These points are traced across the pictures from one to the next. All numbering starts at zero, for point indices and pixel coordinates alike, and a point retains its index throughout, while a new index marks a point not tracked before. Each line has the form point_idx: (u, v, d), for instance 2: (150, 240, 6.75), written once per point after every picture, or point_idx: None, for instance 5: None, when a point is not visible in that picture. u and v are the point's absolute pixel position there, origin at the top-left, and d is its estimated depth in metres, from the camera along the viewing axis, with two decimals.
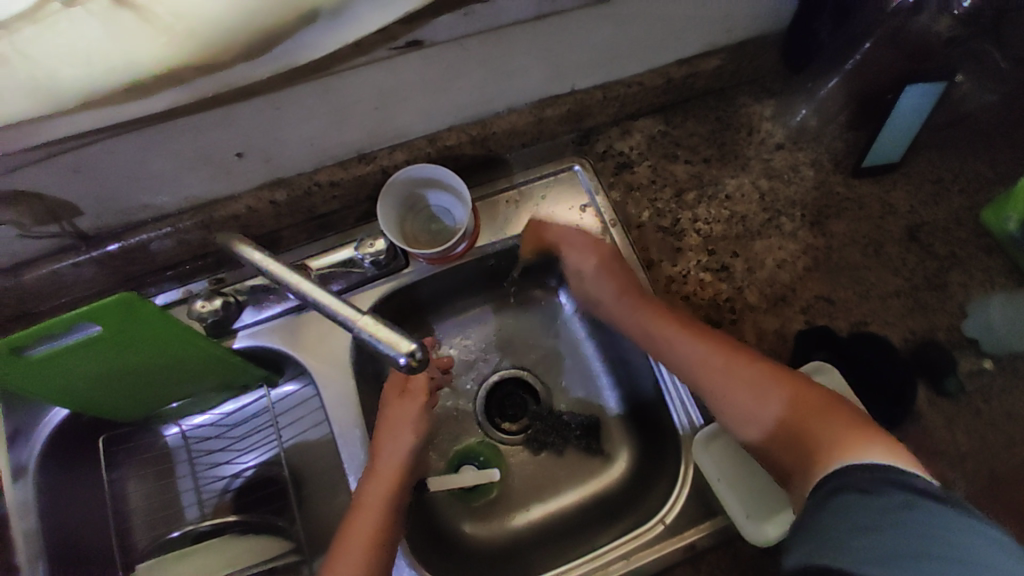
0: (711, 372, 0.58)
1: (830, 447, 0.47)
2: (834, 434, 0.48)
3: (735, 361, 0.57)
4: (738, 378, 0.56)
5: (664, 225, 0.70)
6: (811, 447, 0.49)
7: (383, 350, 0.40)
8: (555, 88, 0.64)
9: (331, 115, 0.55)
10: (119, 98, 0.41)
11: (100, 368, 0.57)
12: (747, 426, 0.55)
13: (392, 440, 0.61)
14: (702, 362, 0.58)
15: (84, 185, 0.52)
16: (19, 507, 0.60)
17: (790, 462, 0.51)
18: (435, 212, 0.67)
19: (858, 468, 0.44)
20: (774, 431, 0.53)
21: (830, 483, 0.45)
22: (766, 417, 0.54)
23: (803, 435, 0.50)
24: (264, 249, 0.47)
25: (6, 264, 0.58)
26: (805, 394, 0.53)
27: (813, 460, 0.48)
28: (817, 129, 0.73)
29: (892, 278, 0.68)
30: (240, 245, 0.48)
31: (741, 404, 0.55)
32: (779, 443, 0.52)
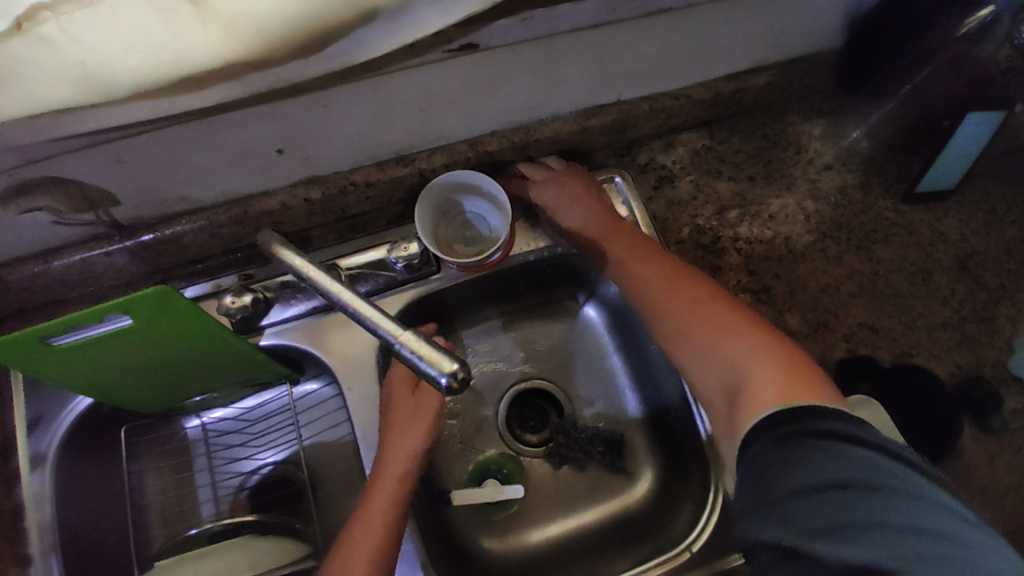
0: (672, 306, 0.55)
1: (765, 392, 0.45)
2: (778, 381, 0.45)
3: (698, 299, 0.54)
4: (694, 314, 0.53)
5: (705, 242, 0.68)
6: (746, 390, 0.46)
7: (424, 368, 0.38)
8: (601, 97, 0.62)
9: (376, 115, 0.53)
10: (169, 91, 0.39)
11: (125, 358, 0.56)
12: (686, 362, 0.53)
13: (398, 450, 0.59)
14: (667, 299, 0.56)
15: (122, 176, 0.51)
16: (35, 498, 0.59)
17: (725, 405, 0.48)
18: (468, 219, 0.66)
19: (790, 416, 0.41)
20: (717, 371, 0.50)
21: (762, 434, 0.42)
22: (710, 357, 0.51)
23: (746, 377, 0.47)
24: (307, 256, 0.46)
25: (38, 249, 0.57)
26: (758, 341, 0.49)
27: (747, 403, 0.45)
28: (868, 153, 0.71)
29: (940, 308, 0.66)
30: (281, 248, 0.47)
31: (688, 337, 0.53)
32: (721, 386, 0.49)
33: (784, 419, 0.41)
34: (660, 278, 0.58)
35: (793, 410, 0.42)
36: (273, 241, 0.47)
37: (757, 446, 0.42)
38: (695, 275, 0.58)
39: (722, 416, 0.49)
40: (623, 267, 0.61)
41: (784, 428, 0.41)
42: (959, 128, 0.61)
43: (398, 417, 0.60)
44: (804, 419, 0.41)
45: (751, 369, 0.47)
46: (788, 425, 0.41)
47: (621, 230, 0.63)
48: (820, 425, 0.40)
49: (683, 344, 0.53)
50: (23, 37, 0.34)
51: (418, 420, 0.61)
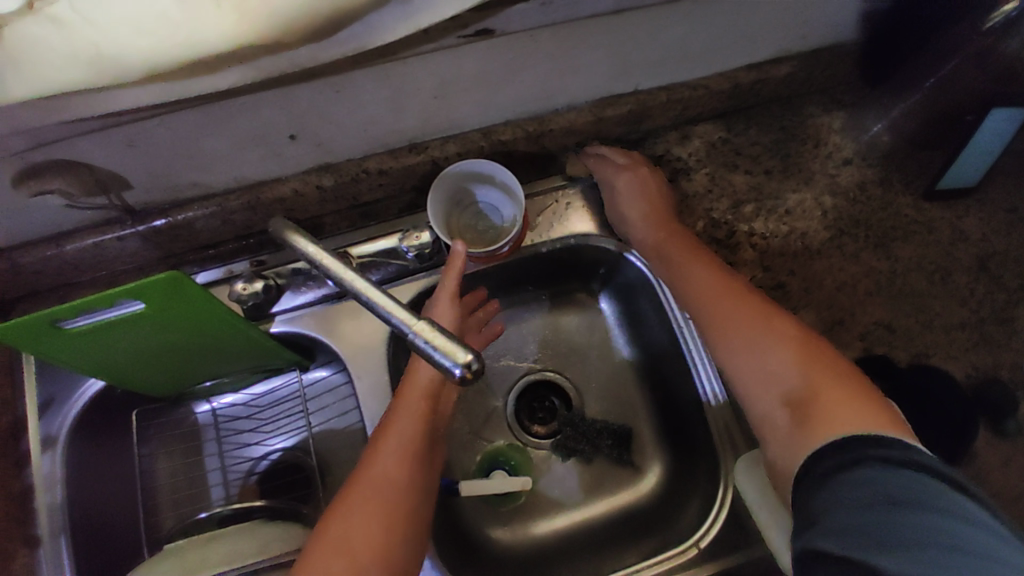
0: (730, 314, 0.53)
1: (835, 416, 0.44)
2: (848, 407, 0.44)
3: (754, 309, 0.52)
4: (753, 325, 0.51)
5: (719, 236, 0.67)
6: (812, 409, 0.46)
7: (439, 359, 0.37)
8: (618, 87, 0.61)
9: (389, 102, 0.53)
10: (180, 75, 0.39)
11: (135, 343, 0.56)
12: (739, 369, 0.51)
13: (391, 450, 0.55)
14: (724, 307, 0.54)
15: (132, 159, 0.51)
16: (48, 479, 0.60)
17: (783, 421, 0.47)
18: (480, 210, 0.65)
19: (863, 445, 0.41)
20: (776, 382, 0.49)
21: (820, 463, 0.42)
22: (769, 367, 0.49)
23: (811, 396, 0.46)
24: (318, 243, 0.45)
25: (49, 232, 0.57)
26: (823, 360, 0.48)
27: (812, 424, 0.45)
28: (889, 147, 0.70)
29: (958, 309, 0.65)
30: (292, 234, 0.46)
31: (745, 350, 0.51)
32: (777, 399, 0.48)
33: (854, 446, 0.41)
34: (711, 285, 0.56)
35: (875, 439, 0.41)
36: (283, 226, 0.46)
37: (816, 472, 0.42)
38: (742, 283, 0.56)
39: (776, 429, 0.48)
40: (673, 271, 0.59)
41: (855, 454, 0.41)
42: (984, 123, 0.62)
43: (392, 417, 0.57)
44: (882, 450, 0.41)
45: (812, 388, 0.47)
46: (860, 451, 0.41)
47: (675, 231, 0.62)
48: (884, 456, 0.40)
49: (739, 351, 0.51)
50: (36, 17, 0.35)
51: (421, 405, 0.58)
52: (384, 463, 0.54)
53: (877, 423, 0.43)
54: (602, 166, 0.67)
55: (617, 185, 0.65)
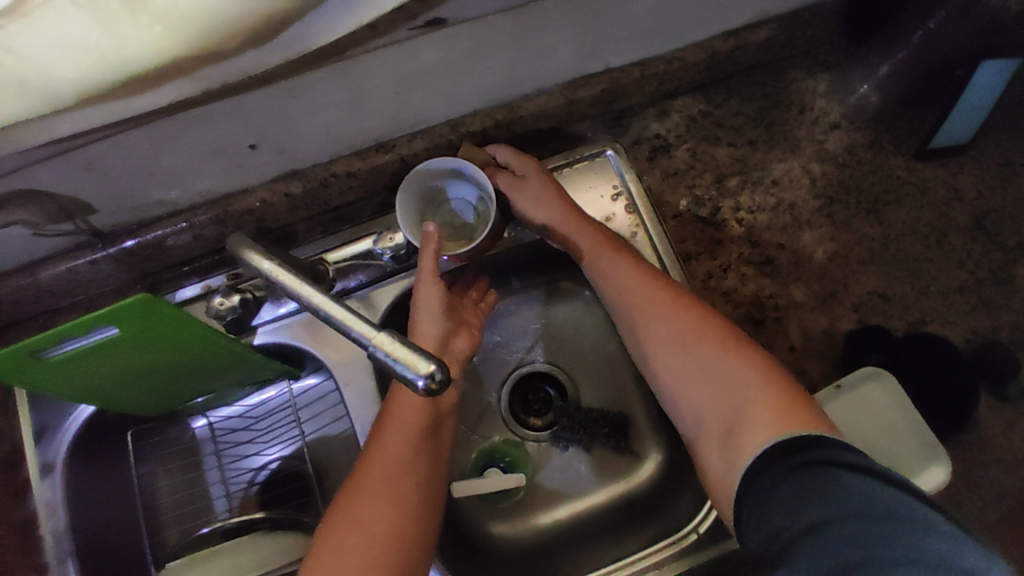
0: (661, 323, 0.52)
1: (768, 418, 0.44)
2: (772, 407, 0.44)
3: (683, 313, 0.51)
4: (686, 331, 0.51)
5: (704, 214, 0.65)
6: (745, 412, 0.45)
7: (401, 371, 0.36)
8: (587, 67, 0.59)
9: (349, 103, 0.51)
10: (120, 94, 0.38)
11: (120, 366, 0.56)
12: (675, 380, 0.50)
13: (394, 443, 0.55)
14: (656, 314, 0.52)
15: (91, 183, 0.49)
16: (48, 505, 0.61)
17: (719, 427, 0.46)
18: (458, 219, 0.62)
19: (798, 445, 0.41)
20: (711, 389, 0.48)
21: (773, 462, 0.41)
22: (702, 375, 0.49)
23: (742, 399, 0.46)
24: (275, 259, 0.44)
25: (22, 262, 0.57)
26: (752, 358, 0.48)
27: (750, 428, 0.44)
28: (878, 107, 0.66)
29: (956, 272, 0.63)
30: (250, 252, 0.44)
31: (682, 355, 0.50)
32: (707, 406, 0.48)
33: (783, 449, 0.41)
34: (641, 289, 0.54)
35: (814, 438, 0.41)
36: (241, 244, 0.44)
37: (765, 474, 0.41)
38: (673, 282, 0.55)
39: (711, 435, 0.47)
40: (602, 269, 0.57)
41: (801, 456, 0.40)
42: (974, 78, 0.59)
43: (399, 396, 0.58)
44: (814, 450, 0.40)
45: (746, 392, 0.46)
46: (809, 452, 0.40)
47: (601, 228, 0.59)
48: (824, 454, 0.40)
49: (670, 356, 0.51)
50: None
51: (416, 422, 0.56)
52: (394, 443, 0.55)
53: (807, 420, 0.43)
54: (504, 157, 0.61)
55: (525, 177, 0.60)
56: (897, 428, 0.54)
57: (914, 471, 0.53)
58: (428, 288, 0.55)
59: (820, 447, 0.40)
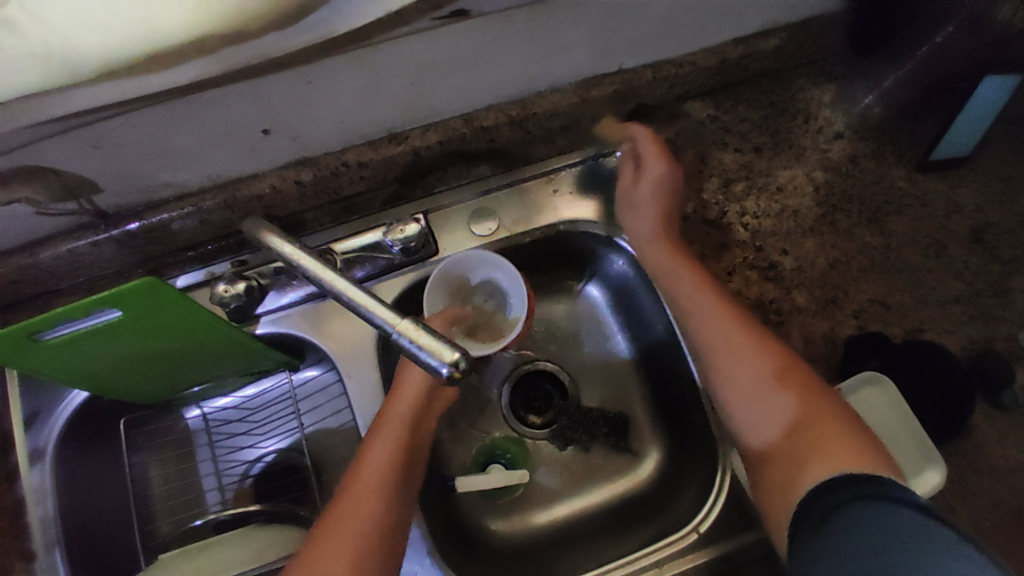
0: (735, 351, 0.54)
1: (836, 452, 0.46)
2: (845, 447, 0.47)
3: (750, 340, 0.54)
4: (760, 360, 0.53)
5: (710, 218, 0.65)
6: (816, 449, 0.48)
7: (425, 358, 0.36)
8: (601, 67, 0.59)
9: (364, 91, 0.51)
10: (141, 70, 0.37)
11: (118, 351, 0.55)
12: (745, 404, 0.53)
13: (387, 428, 0.55)
14: (731, 342, 0.54)
15: (100, 162, 0.48)
16: (37, 492, 0.59)
17: (785, 459, 0.49)
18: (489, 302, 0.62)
19: (863, 481, 0.43)
20: (773, 417, 0.51)
21: (828, 495, 0.44)
22: (774, 403, 0.51)
23: (813, 434, 0.49)
24: (295, 242, 0.44)
25: (22, 241, 0.56)
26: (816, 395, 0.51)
27: (817, 460, 0.47)
28: (881, 119, 0.68)
29: (953, 282, 0.64)
30: (272, 236, 0.45)
31: (751, 383, 0.53)
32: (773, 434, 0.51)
33: (858, 480, 0.44)
34: (717, 313, 0.56)
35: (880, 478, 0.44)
36: (258, 225, 0.45)
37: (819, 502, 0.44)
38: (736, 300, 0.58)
39: (773, 457, 0.50)
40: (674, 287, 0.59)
41: (861, 489, 0.43)
42: (976, 90, 0.61)
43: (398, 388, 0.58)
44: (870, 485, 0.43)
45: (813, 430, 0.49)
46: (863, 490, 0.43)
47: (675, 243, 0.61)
48: (886, 490, 0.42)
49: (741, 381, 0.53)
50: None
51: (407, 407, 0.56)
52: (385, 437, 0.54)
53: (875, 460, 0.46)
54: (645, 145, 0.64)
55: (646, 174, 0.63)
56: (892, 431, 0.55)
57: (910, 475, 0.53)
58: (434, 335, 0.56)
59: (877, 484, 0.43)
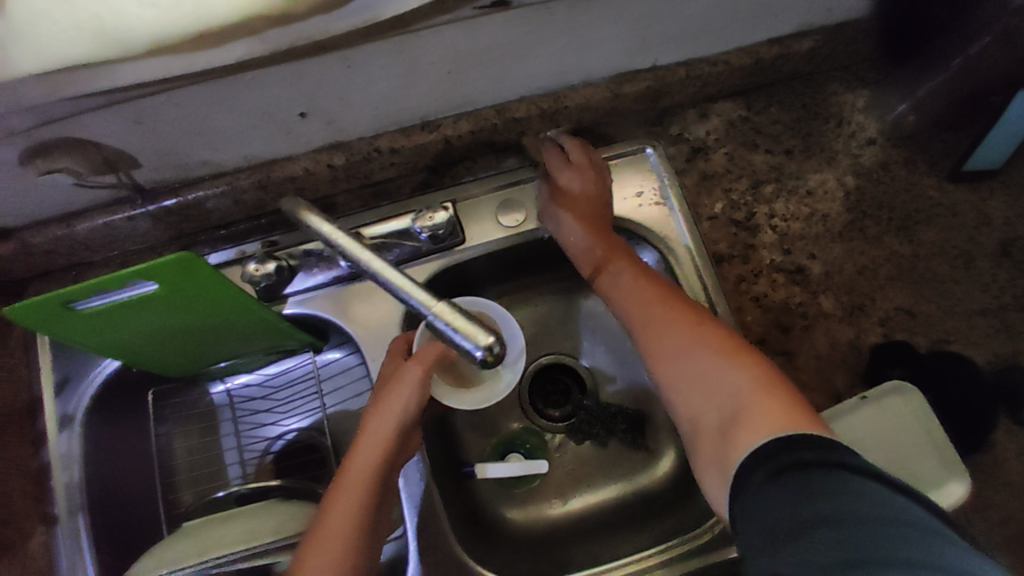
0: (675, 343, 0.52)
1: (768, 417, 0.42)
2: (772, 409, 0.42)
3: (680, 324, 0.52)
4: (694, 341, 0.51)
5: (738, 219, 0.65)
6: (740, 415, 0.44)
7: (459, 340, 0.37)
8: (635, 63, 0.59)
9: (399, 79, 0.51)
10: (189, 47, 0.38)
11: (150, 324, 0.56)
12: (686, 393, 0.49)
13: (374, 430, 0.53)
14: (665, 328, 0.53)
15: (140, 138, 0.49)
16: (65, 458, 0.61)
17: (716, 432, 0.45)
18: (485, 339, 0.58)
19: (797, 444, 0.39)
20: (714, 397, 0.47)
21: (763, 463, 0.39)
22: (713, 384, 0.47)
23: (733, 405, 0.45)
24: (333, 223, 0.45)
25: (61, 213, 0.57)
26: (757, 366, 0.47)
27: (738, 428, 0.43)
28: (916, 126, 0.67)
29: (981, 294, 0.63)
30: (307, 213, 0.45)
31: (683, 364, 0.50)
32: (707, 410, 0.47)
33: (779, 444, 0.39)
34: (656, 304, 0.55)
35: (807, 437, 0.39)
36: (296, 203, 0.45)
37: (754, 476, 0.39)
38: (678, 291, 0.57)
39: (706, 439, 0.46)
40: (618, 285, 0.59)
41: (794, 455, 0.38)
42: (1009, 108, 0.59)
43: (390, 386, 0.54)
44: (829, 450, 0.38)
45: (737, 399, 0.45)
46: (797, 453, 0.38)
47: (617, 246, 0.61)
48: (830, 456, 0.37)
49: (680, 373, 0.50)
50: None
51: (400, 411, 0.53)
52: (376, 433, 0.53)
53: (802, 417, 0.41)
54: (550, 160, 0.64)
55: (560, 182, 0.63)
56: (915, 443, 0.54)
57: (931, 488, 0.53)
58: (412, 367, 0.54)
59: (814, 446, 0.38)
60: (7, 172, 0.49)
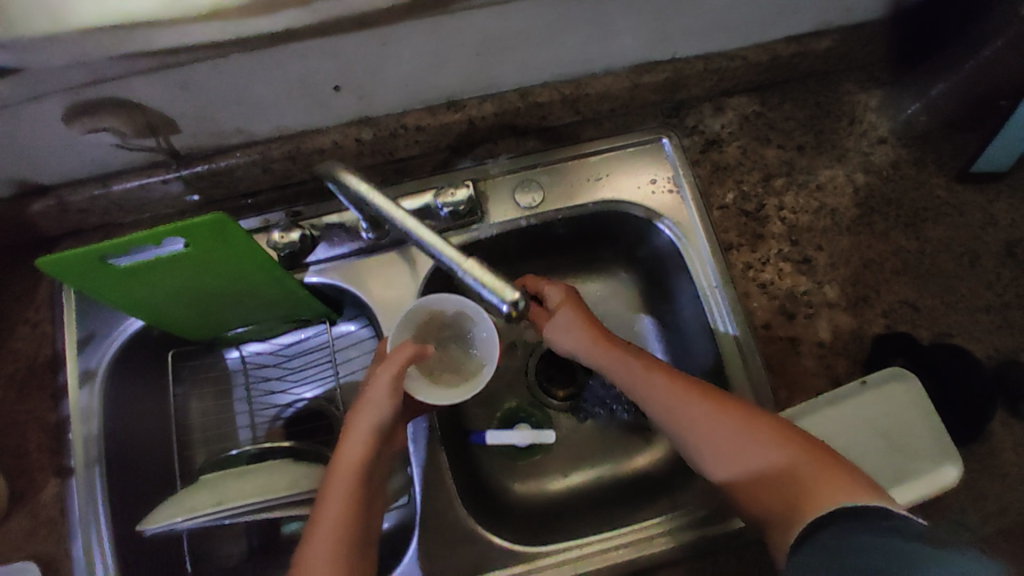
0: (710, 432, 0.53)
1: (832, 488, 0.46)
2: (832, 480, 0.47)
3: (710, 413, 0.54)
4: (732, 434, 0.53)
5: (748, 209, 0.67)
6: (809, 492, 0.47)
7: (487, 295, 0.39)
8: (656, 53, 0.62)
9: (431, 57, 0.54)
10: (250, 10, 0.42)
11: (177, 283, 0.58)
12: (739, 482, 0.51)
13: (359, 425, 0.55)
14: (696, 423, 0.54)
15: (183, 102, 0.52)
16: (85, 411, 0.63)
17: (782, 507, 0.49)
18: (466, 345, 0.62)
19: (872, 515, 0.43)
20: (767, 481, 0.50)
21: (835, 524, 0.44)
22: (764, 468, 0.50)
23: (794, 480, 0.49)
24: (369, 182, 0.47)
25: (97, 172, 0.60)
26: (791, 439, 0.51)
27: (811, 503, 0.47)
28: (926, 127, 0.69)
29: (983, 291, 0.65)
30: (344, 174, 0.48)
31: (731, 457, 0.52)
32: (767, 492, 0.50)
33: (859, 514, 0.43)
34: (678, 396, 0.56)
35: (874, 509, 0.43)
36: (334, 163, 0.48)
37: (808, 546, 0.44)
38: (689, 376, 0.58)
39: (776, 517, 0.49)
40: (633, 382, 0.58)
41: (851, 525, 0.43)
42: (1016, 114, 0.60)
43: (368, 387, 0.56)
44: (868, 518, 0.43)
45: (794, 476, 0.49)
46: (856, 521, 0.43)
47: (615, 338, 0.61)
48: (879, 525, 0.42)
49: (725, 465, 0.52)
50: None
51: (380, 411, 0.54)
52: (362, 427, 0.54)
53: (862, 486, 0.46)
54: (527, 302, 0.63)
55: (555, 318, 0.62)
56: (910, 426, 0.57)
57: (926, 469, 0.55)
58: (386, 367, 0.55)
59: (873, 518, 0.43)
60: (51, 125, 0.51)
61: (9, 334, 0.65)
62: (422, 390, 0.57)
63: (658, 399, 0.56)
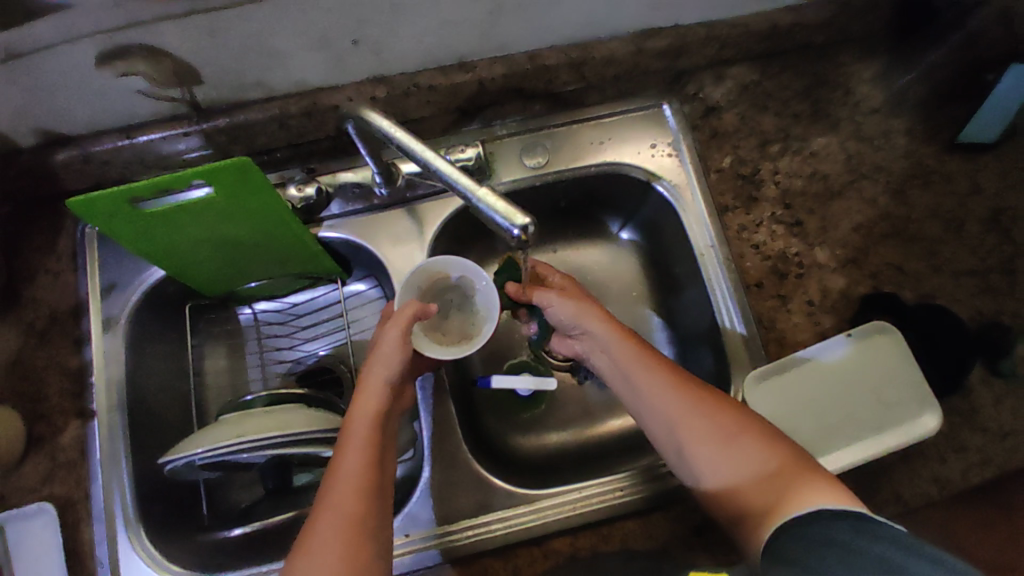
0: (695, 413, 0.55)
1: (821, 487, 0.48)
2: (817, 481, 0.49)
3: (704, 405, 0.55)
4: (723, 427, 0.54)
5: (745, 172, 0.70)
6: (795, 488, 0.49)
7: (500, 221, 0.42)
8: (659, 19, 0.64)
9: (445, 14, 0.56)
10: None
11: (199, 231, 0.60)
12: (709, 459, 0.53)
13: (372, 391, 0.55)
14: (690, 413, 0.55)
15: (206, 52, 0.54)
16: (108, 355, 0.65)
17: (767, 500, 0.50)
18: (466, 307, 0.63)
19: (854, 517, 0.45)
20: (753, 472, 0.51)
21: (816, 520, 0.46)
22: (742, 456, 0.52)
23: (783, 476, 0.50)
24: (392, 119, 0.49)
25: (122, 124, 0.62)
26: (777, 440, 0.53)
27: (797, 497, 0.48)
28: (917, 99, 0.72)
29: (968, 257, 0.68)
30: (368, 111, 0.49)
31: (720, 449, 0.53)
32: (753, 483, 0.51)
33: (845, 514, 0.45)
34: (675, 387, 0.56)
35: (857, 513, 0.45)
36: (360, 103, 0.49)
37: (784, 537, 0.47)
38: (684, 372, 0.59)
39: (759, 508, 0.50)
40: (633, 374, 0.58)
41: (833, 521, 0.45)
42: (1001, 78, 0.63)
43: (376, 347, 0.56)
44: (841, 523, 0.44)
45: (781, 472, 0.50)
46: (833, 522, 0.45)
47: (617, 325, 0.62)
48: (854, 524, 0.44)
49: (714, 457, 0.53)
50: None
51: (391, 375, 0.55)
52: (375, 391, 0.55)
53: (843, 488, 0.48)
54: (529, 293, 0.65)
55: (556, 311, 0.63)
56: (896, 379, 0.61)
57: (910, 417, 0.59)
58: (393, 327, 0.55)
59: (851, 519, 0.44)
60: (82, 72, 0.54)
61: (31, 282, 0.68)
62: (428, 347, 0.58)
63: (655, 392, 0.57)
